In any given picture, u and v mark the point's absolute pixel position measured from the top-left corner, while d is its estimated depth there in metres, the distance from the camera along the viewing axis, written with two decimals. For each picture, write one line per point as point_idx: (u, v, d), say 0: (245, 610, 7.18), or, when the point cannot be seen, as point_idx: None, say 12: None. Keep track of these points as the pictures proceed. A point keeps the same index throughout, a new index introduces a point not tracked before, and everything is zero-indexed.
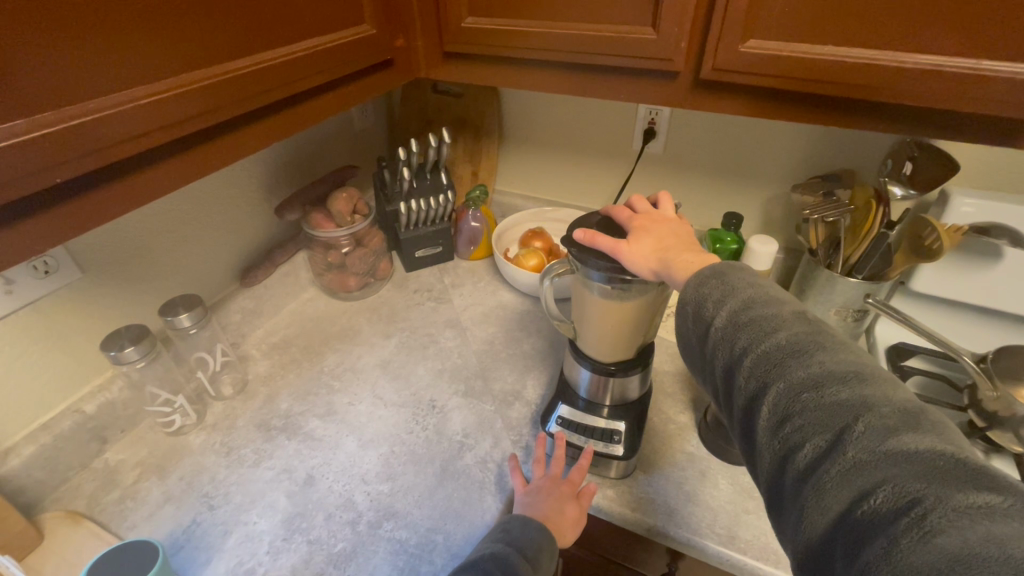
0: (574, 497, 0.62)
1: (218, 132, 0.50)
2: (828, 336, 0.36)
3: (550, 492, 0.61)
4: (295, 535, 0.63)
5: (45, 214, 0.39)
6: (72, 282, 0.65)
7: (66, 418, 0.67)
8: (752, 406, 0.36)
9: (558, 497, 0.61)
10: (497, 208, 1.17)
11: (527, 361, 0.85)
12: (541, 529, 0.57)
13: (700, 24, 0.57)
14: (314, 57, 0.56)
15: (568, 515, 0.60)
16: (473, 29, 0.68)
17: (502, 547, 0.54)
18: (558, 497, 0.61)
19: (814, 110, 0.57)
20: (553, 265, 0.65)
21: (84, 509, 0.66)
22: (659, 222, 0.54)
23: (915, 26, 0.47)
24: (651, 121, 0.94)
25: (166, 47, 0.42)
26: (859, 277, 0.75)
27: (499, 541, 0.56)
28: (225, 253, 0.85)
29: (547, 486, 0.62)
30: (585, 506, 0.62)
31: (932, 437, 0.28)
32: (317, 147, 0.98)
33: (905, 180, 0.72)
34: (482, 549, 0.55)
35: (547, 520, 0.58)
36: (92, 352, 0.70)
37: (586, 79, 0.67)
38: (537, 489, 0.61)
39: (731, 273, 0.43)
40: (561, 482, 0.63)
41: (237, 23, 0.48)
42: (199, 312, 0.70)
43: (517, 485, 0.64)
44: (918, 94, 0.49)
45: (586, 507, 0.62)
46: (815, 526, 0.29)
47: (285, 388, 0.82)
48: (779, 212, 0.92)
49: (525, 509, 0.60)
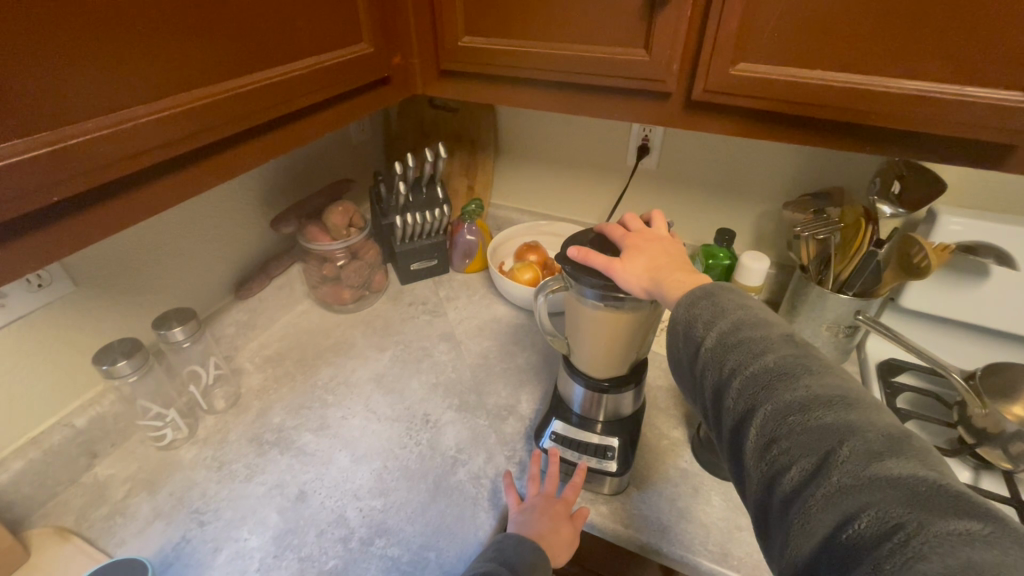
0: (569, 517, 0.62)
1: (214, 150, 0.51)
2: (815, 360, 0.36)
3: (544, 511, 0.61)
4: (286, 552, 0.62)
5: (41, 233, 0.39)
6: (65, 296, 0.65)
7: (57, 433, 0.66)
8: (741, 426, 0.36)
9: (553, 515, 0.61)
10: (492, 221, 1.18)
11: (521, 376, 0.85)
12: (535, 548, 0.56)
13: (692, 45, 0.58)
14: (312, 76, 0.57)
15: (562, 534, 0.60)
16: (469, 48, 0.69)
17: (496, 567, 0.54)
18: (553, 515, 0.60)
19: (802, 131, 0.58)
20: (548, 281, 0.66)
21: (73, 525, 0.65)
22: (652, 240, 0.55)
23: (900, 53, 0.48)
24: (645, 138, 0.95)
25: (166, 69, 0.43)
26: (849, 293, 0.76)
27: (492, 561, 0.55)
28: (220, 265, 0.86)
29: (542, 503, 0.62)
30: (578, 527, 0.61)
31: (916, 463, 0.29)
32: (313, 160, 0.98)
33: (896, 199, 0.74)
34: (476, 568, 0.55)
35: (541, 538, 0.58)
36: (84, 366, 0.70)
37: (579, 98, 0.68)
38: (532, 507, 0.61)
39: (721, 294, 0.43)
40: (556, 501, 0.62)
41: (237, 44, 0.49)
42: (193, 325, 0.70)
43: (512, 503, 0.64)
44: (905, 117, 0.51)
45: (580, 528, 0.62)
46: (800, 549, 0.30)
47: (278, 402, 0.81)
48: (770, 228, 0.93)
49: (520, 527, 0.60)
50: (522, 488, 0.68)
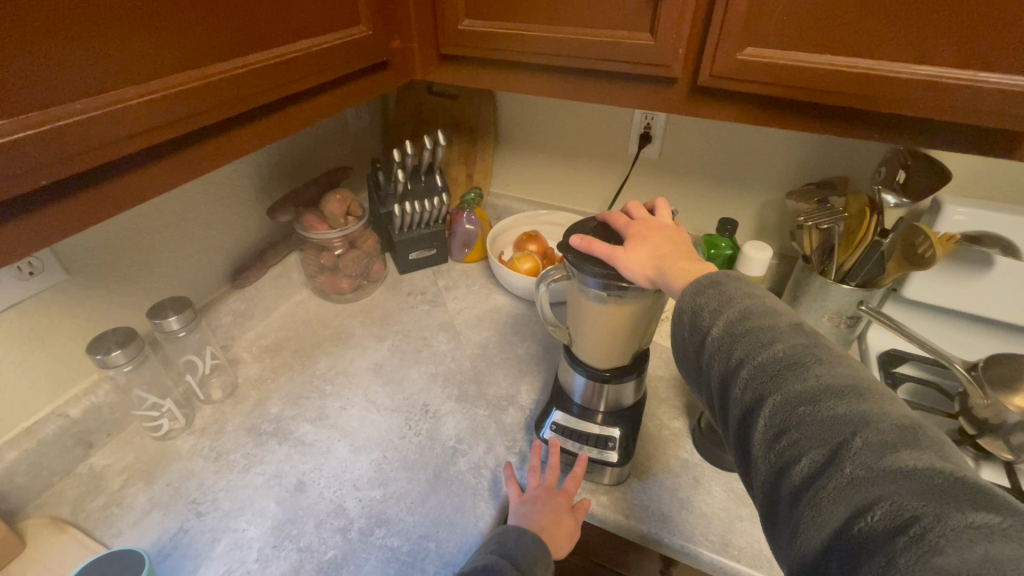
0: (570, 509, 0.62)
1: (209, 134, 0.49)
2: (825, 349, 0.36)
3: (545, 503, 0.60)
4: (285, 542, 0.62)
5: (28, 219, 0.38)
6: (57, 284, 0.64)
7: (51, 423, 0.65)
8: (749, 417, 0.36)
9: (553, 508, 0.60)
10: (492, 210, 1.17)
11: (522, 366, 0.85)
12: (536, 541, 0.56)
13: (698, 29, 0.56)
14: (307, 59, 0.55)
15: (563, 526, 0.60)
16: (470, 31, 0.68)
17: (496, 559, 0.54)
18: (554, 508, 0.60)
19: (809, 117, 0.57)
20: (550, 270, 0.65)
21: (68, 515, 0.65)
22: (656, 228, 0.54)
23: (912, 38, 0.47)
24: (647, 126, 0.94)
25: (156, 50, 0.42)
26: (852, 284, 0.75)
27: (493, 553, 0.55)
28: (215, 254, 0.84)
29: (543, 495, 0.61)
30: (579, 519, 0.61)
31: (931, 454, 0.28)
32: (310, 148, 0.97)
33: (899, 188, 0.73)
34: (477, 560, 0.54)
35: (542, 531, 0.58)
36: (78, 355, 0.69)
37: (581, 84, 0.66)
38: (533, 499, 0.61)
39: (727, 282, 0.42)
40: (557, 493, 0.62)
41: (231, 25, 0.47)
42: (189, 314, 0.69)
43: (513, 494, 0.64)
44: (913, 104, 0.49)
45: (580, 520, 0.61)
46: (810, 542, 0.29)
47: (275, 392, 0.81)
48: (773, 218, 0.92)
49: (521, 519, 0.59)
50: (523, 480, 0.68)
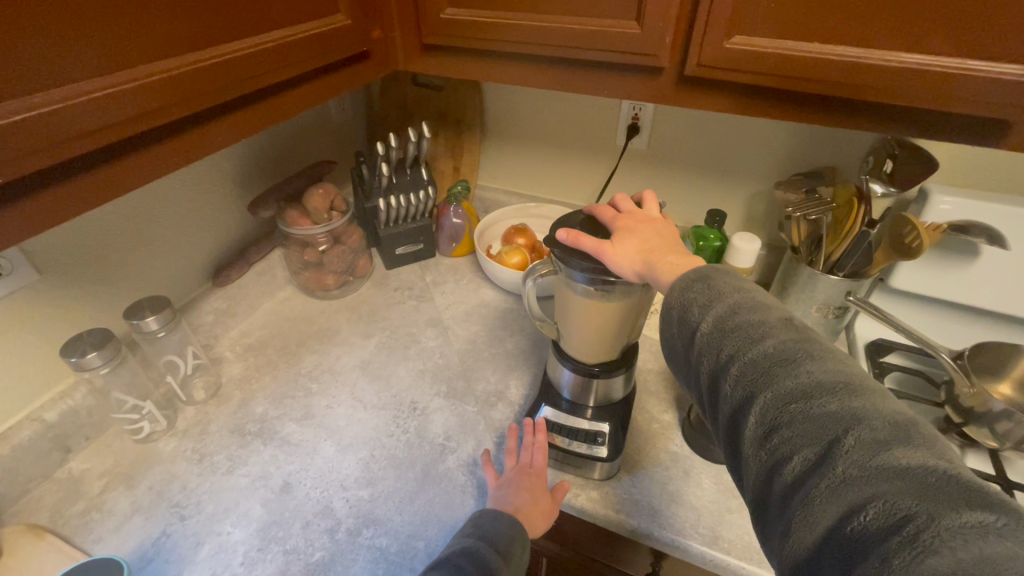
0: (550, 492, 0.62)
1: (180, 127, 0.48)
2: (816, 345, 0.35)
3: (521, 484, 0.61)
4: (271, 544, 0.61)
5: None
6: (29, 284, 0.62)
7: (26, 427, 0.64)
8: (739, 414, 0.35)
9: (530, 488, 0.60)
10: (479, 204, 1.16)
11: (511, 361, 0.84)
12: (513, 521, 0.56)
13: (685, 17, 0.55)
14: (281, 50, 0.53)
15: (539, 506, 0.60)
16: (453, 21, 0.66)
17: (474, 541, 0.54)
18: (529, 488, 0.60)
19: (797, 107, 0.56)
20: (537, 265, 0.64)
21: (47, 522, 0.63)
22: (643, 221, 0.53)
23: (903, 24, 0.46)
24: (635, 117, 0.92)
25: (122, 40, 0.40)
26: (841, 275, 0.75)
27: (470, 535, 0.55)
28: (195, 251, 0.82)
29: (518, 475, 0.61)
30: (559, 500, 0.61)
31: (925, 452, 0.28)
32: (291, 141, 0.94)
33: (886, 177, 0.72)
34: (454, 544, 0.54)
35: (519, 510, 0.58)
36: (53, 357, 0.67)
37: (567, 74, 0.65)
38: (509, 481, 0.61)
39: (716, 277, 0.42)
40: (532, 473, 0.62)
41: (204, 15, 0.45)
42: (167, 314, 0.67)
43: (490, 479, 0.63)
44: (903, 93, 0.49)
45: (559, 502, 0.62)
46: (802, 541, 0.29)
47: (260, 392, 0.79)
48: (761, 209, 0.92)
49: (497, 502, 0.59)
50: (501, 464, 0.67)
